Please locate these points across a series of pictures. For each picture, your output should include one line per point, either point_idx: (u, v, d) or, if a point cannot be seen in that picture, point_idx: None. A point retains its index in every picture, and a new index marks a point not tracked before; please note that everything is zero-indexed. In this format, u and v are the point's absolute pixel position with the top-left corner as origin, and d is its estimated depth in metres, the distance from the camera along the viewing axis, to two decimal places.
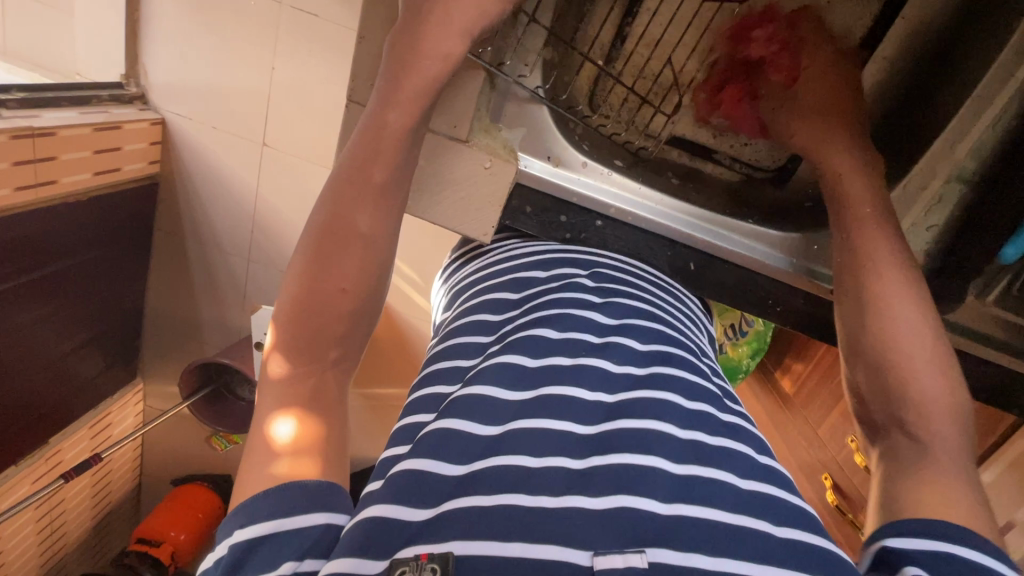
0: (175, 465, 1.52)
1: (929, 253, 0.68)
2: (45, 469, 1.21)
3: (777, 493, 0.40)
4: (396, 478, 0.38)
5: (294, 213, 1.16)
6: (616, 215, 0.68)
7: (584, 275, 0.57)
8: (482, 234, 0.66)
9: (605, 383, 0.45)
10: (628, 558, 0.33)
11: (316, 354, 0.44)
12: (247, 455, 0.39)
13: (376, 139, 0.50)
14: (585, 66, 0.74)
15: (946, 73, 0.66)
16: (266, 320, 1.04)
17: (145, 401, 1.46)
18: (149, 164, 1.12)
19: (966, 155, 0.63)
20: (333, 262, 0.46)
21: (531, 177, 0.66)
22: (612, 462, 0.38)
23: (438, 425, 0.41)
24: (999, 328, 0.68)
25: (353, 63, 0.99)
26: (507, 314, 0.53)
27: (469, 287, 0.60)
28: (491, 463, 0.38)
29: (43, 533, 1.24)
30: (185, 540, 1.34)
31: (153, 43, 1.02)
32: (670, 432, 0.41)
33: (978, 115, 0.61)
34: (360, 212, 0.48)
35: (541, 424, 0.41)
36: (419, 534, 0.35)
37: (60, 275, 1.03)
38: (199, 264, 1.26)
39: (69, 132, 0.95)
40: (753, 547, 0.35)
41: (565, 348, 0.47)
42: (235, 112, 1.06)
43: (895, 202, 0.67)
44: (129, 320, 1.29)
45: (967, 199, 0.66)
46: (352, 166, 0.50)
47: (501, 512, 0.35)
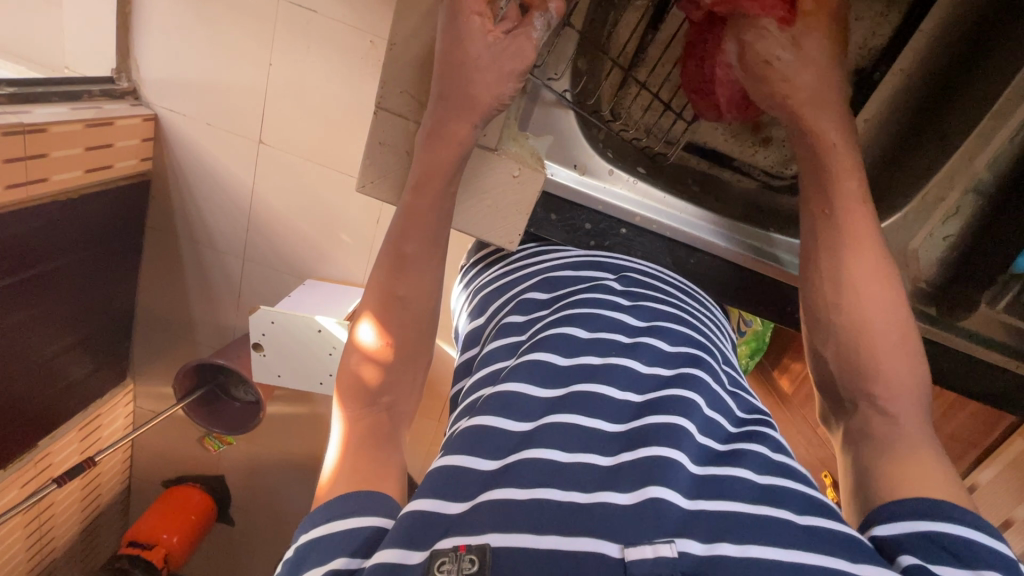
0: (166, 468, 1.49)
1: (943, 260, 0.71)
2: (34, 472, 1.18)
3: (797, 486, 0.40)
4: (436, 475, 0.39)
5: (293, 211, 1.14)
6: (641, 224, 0.70)
7: (612, 279, 0.58)
8: (508, 242, 0.64)
9: (634, 383, 0.46)
10: (658, 548, 0.33)
11: (367, 400, 0.47)
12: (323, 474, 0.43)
13: (407, 221, 0.55)
14: (611, 72, 0.73)
15: (957, 82, 0.68)
16: (265, 320, 1.02)
17: (135, 402, 1.43)
18: (142, 160, 1.10)
19: (985, 167, 0.65)
20: (385, 328, 0.51)
21: (558, 185, 0.67)
22: (640, 456, 0.39)
23: (474, 423, 0.42)
24: (1003, 331, 0.70)
25: (354, 58, 0.97)
26: (536, 314, 0.53)
27: (495, 290, 0.60)
28: (522, 457, 0.39)
29: (31, 538, 1.21)
30: (177, 542, 1.31)
31: (146, 37, 1.00)
32: (692, 432, 0.42)
33: (996, 130, 0.64)
34: (401, 280, 0.53)
35: (572, 420, 0.41)
36: (455, 526, 0.35)
37: (51, 275, 1.00)
38: (192, 263, 1.24)
39: (60, 128, 0.93)
40: (780, 534, 0.35)
41: (596, 347, 0.48)
42: (232, 107, 1.04)
43: (913, 212, 0.69)
44: (119, 320, 1.26)
45: (982, 209, 0.68)
46: (389, 245, 0.55)
47: (535, 505, 0.35)
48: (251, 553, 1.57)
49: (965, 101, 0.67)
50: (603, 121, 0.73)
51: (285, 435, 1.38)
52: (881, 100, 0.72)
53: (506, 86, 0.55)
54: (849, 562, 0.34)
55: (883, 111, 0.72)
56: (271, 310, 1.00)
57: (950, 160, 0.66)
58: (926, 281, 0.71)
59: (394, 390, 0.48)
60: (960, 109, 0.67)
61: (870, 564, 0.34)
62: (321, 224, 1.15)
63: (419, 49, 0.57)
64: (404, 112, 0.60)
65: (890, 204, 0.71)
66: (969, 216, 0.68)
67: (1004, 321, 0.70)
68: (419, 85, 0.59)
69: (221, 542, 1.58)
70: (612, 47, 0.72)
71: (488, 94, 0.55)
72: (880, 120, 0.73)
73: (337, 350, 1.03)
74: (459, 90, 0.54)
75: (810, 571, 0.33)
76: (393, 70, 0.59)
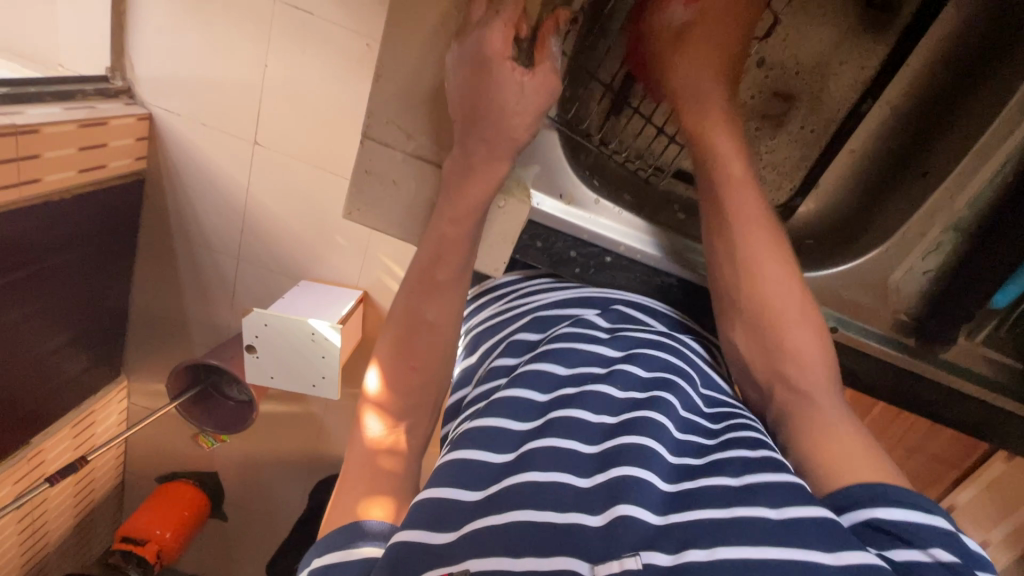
0: (159, 464, 1.50)
1: (924, 294, 0.70)
2: (28, 469, 1.18)
3: (772, 477, 0.40)
4: (417, 505, 0.40)
5: (287, 213, 1.14)
6: (625, 253, 0.68)
7: (597, 315, 0.59)
8: (493, 269, 0.65)
9: (608, 406, 0.46)
10: (623, 562, 0.35)
11: (394, 421, 0.50)
12: (339, 494, 0.45)
13: (440, 245, 0.57)
14: (601, 94, 0.75)
15: (937, 123, 0.72)
16: (257, 322, 1.02)
17: (129, 398, 1.43)
18: (136, 160, 1.09)
19: (964, 205, 0.65)
20: (410, 353, 0.54)
21: (543, 215, 0.65)
22: (611, 477, 0.40)
23: (456, 454, 0.43)
24: (988, 366, 0.73)
25: (355, 65, 0.97)
26: (523, 357, 0.54)
27: (487, 331, 0.62)
28: (504, 485, 0.40)
29: (25, 533, 1.22)
30: (171, 538, 1.32)
31: (140, 35, 0.99)
32: (662, 452, 0.43)
33: (975, 170, 0.64)
34: (428, 305, 0.56)
35: (549, 442, 0.42)
36: (438, 558, 0.37)
37: (45, 274, 1.00)
38: (187, 263, 1.24)
39: (53, 129, 0.92)
40: (751, 531, 0.36)
41: (573, 380, 0.49)
42: (225, 108, 1.04)
43: (895, 247, 0.69)
44: (113, 318, 1.26)
45: (961, 246, 0.67)
46: (420, 268, 0.58)
47: (513, 530, 0.37)
48: (245, 549, 1.58)
49: (946, 141, 0.69)
50: (595, 145, 0.74)
51: (279, 436, 1.39)
52: (864, 136, 0.77)
53: (500, 103, 0.55)
54: (822, 553, 0.35)
55: (867, 146, 0.77)
56: (264, 314, 1.00)
57: (933, 196, 0.66)
58: (906, 312, 0.71)
59: (414, 415, 0.51)
60: (940, 149, 0.69)
61: (840, 552, 0.35)
62: (318, 227, 1.15)
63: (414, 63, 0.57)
64: (398, 124, 0.60)
65: (870, 238, 0.71)
66: (948, 253, 0.68)
67: (986, 356, 0.73)
68: (413, 98, 0.59)
69: (214, 538, 1.59)
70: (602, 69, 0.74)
71: (482, 113, 0.55)
72: (862, 153, 0.77)
73: (329, 354, 1.04)
74: (455, 106, 0.55)
75: (774, 562, 0.34)
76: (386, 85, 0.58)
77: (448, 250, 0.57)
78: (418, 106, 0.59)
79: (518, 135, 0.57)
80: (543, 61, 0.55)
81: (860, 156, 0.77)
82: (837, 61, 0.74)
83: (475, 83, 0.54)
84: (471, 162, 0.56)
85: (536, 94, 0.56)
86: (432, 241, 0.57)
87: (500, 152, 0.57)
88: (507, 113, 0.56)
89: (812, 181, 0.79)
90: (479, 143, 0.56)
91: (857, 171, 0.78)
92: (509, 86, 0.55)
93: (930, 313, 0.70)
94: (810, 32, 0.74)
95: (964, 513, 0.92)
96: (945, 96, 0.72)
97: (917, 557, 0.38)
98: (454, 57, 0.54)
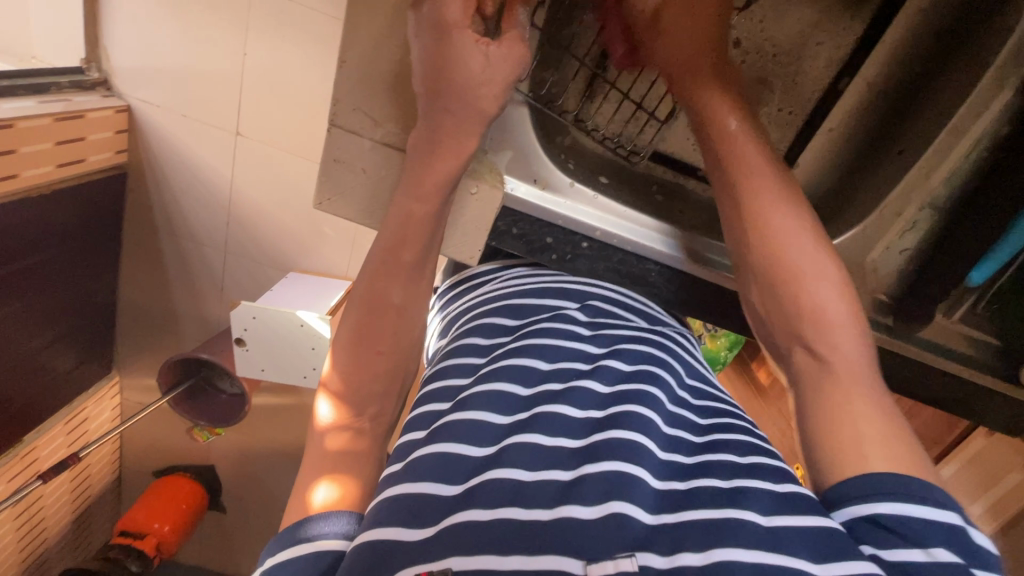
0: (155, 458, 1.50)
1: (901, 275, 0.71)
2: (21, 467, 1.19)
3: (763, 484, 0.41)
4: (392, 504, 0.39)
5: (272, 205, 1.13)
6: (602, 238, 0.68)
7: (576, 309, 0.60)
8: (470, 257, 0.66)
9: (594, 401, 0.47)
10: (618, 563, 0.35)
11: (355, 409, 0.49)
12: (299, 491, 0.44)
13: (404, 226, 0.56)
14: (578, 72, 0.72)
15: (916, 99, 0.70)
16: (246, 315, 1.01)
17: (122, 394, 1.43)
18: (116, 153, 1.07)
19: (939, 184, 0.66)
20: (376, 332, 0.53)
21: (517, 201, 0.64)
22: (605, 469, 0.40)
23: (433, 447, 0.43)
24: (966, 343, 0.73)
25: (334, 52, 0.96)
26: (497, 339, 0.56)
27: (463, 314, 0.63)
28: (486, 479, 0.40)
29: (21, 530, 1.22)
30: (169, 531, 1.32)
31: (114, 22, 0.96)
32: (653, 450, 0.43)
33: (949, 149, 0.64)
34: (393, 286, 0.55)
35: (531, 439, 0.43)
36: (416, 552, 0.36)
37: (28, 272, 0.99)
38: (173, 256, 1.23)
39: (29, 123, 0.91)
40: (742, 535, 0.36)
41: (556, 376, 0.50)
42: (203, 97, 1.02)
43: (872, 226, 0.69)
44: (101, 313, 1.26)
45: (939, 224, 0.68)
46: (383, 249, 0.56)
47: (498, 526, 0.37)
48: (243, 540, 1.60)
49: (922, 121, 0.68)
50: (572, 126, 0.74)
51: (274, 428, 1.40)
52: (845, 110, 0.75)
53: (476, 79, 0.54)
54: (811, 563, 0.35)
55: (846, 123, 0.76)
56: (251, 306, 1.00)
57: (908, 173, 0.66)
58: (885, 294, 0.72)
59: (371, 400, 0.50)
60: (917, 129, 0.68)
61: (836, 561, 0.35)
62: (304, 220, 1.14)
63: (384, 46, 0.56)
64: (368, 109, 0.59)
65: (849, 217, 0.72)
66: (926, 231, 0.69)
67: (964, 333, 0.73)
68: (385, 82, 0.57)
69: (213, 530, 1.60)
70: (578, 45, 0.70)
71: (459, 91, 0.54)
72: (842, 131, 0.76)
73: (319, 346, 1.04)
74: (428, 84, 0.54)
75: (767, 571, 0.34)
76: (362, 70, 0.57)
77: (421, 230, 0.56)
78: (390, 89, 0.58)
79: (484, 104, 0.55)
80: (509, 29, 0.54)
81: (840, 135, 0.76)
82: (813, 41, 0.74)
83: (445, 55, 0.52)
84: (449, 142, 0.55)
85: (506, 62, 0.54)
86: (410, 221, 0.56)
87: (472, 127, 0.56)
88: (488, 88, 0.55)
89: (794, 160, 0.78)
90: (457, 124, 0.55)
91: (832, 157, 0.77)
92: (484, 59, 0.53)
93: (905, 293, 0.71)
94: (785, 14, 0.73)
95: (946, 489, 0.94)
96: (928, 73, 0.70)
97: (914, 557, 0.36)
98: (416, 25, 0.53)
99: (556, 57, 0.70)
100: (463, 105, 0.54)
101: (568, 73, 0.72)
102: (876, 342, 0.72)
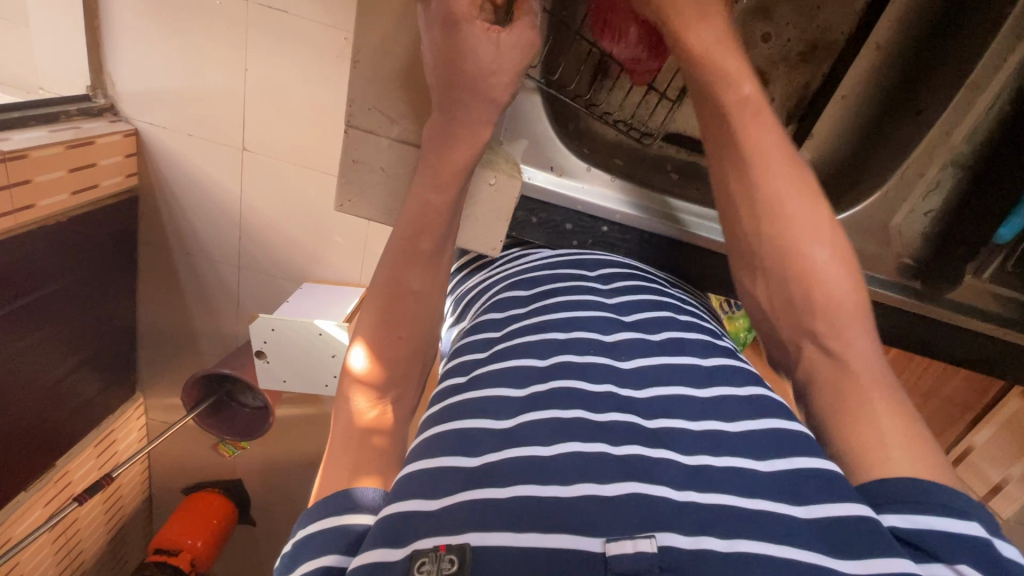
0: (183, 476, 1.52)
1: (925, 235, 0.71)
2: (55, 491, 1.21)
3: (824, 467, 0.41)
4: (412, 479, 0.41)
5: (282, 216, 1.13)
6: (622, 221, 0.70)
7: (592, 279, 0.60)
8: (491, 248, 0.65)
9: (629, 381, 0.48)
10: (637, 543, 0.34)
11: (378, 393, 0.49)
12: (325, 471, 0.44)
13: (423, 213, 0.57)
14: (585, 51, 0.73)
15: (930, 59, 0.69)
16: (265, 327, 1.02)
17: (147, 414, 1.45)
18: (127, 177, 1.09)
19: (962, 140, 0.66)
20: (398, 321, 0.53)
21: (534, 189, 0.68)
22: (627, 453, 0.40)
23: (450, 426, 0.44)
24: (1000, 303, 0.72)
25: (331, 58, 0.96)
26: (512, 312, 0.56)
27: (477, 295, 0.64)
28: (506, 454, 0.40)
29: (59, 552, 1.25)
30: (202, 546, 1.34)
31: (118, 48, 0.98)
32: (682, 427, 0.44)
33: (971, 103, 0.64)
34: (411, 272, 0.56)
35: (554, 414, 0.43)
36: (438, 526, 0.37)
37: (50, 299, 1.01)
38: (188, 275, 1.24)
39: (42, 152, 0.92)
40: (772, 529, 0.36)
41: (574, 346, 0.50)
42: (207, 115, 1.03)
43: (894, 190, 0.70)
44: (122, 336, 1.27)
45: (962, 183, 0.68)
46: (401, 238, 0.57)
47: (513, 503, 0.37)
48: (274, 551, 1.61)
49: (941, 78, 0.67)
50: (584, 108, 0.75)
51: (298, 439, 1.41)
52: (854, 78, 0.74)
53: (486, 68, 0.54)
54: (841, 556, 0.35)
55: (858, 89, 0.75)
56: (270, 318, 1.01)
57: (928, 135, 0.67)
58: (909, 257, 0.72)
59: (396, 389, 0.50)
60: (938, 86, 0.67)
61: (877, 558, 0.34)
62: (312, 228, 1.15)
63: (390, 45, 0.57)
64: (380, 107, 0.59)
65: (868, 184, 0.72)
66: (950, 189, 0.69)
67: (994, 293, 0.72)
68: (394, 81, 0.58)
69: (244, 542, 1.62)
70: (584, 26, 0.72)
71: (473, 85, 0.55)
72: (855, 98, 0.75)
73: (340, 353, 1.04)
74: (442, 75, 0.54)
75: (797, 564, 0.34)
76: (370, 77, 0.59)
77: (438, 218, 0.57)
78: (401, 90, 0.59)
79: (497, 94, 0.56)
80: (521, 16, 0.55)
81: (854, 101, 0.75)
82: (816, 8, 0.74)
83: (458, 46, 0.53)
84: (459, 131, 0.56)
85: (514, 49, 0.55)
86: (418, 209, 0.57)
87: (488, 118, 0.56)
88: (498, 76, 0.55)
89: (808, 131, 0.78)
90: (470, 114, 0.56)
91: (848, 122, 0.76)
92: (494, 46, 0.54)
93: (931, 254, 0.71)
94: None
95: (979, 454, 0.93)
96: (936, 32, 0.69)
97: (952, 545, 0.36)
98: (427, 18, 0.53)
99: (564, 38, 0.71)
100: (474, 95, 0.55)
101: (576, 54, 0.73)
102: (901, 306, 0.73)
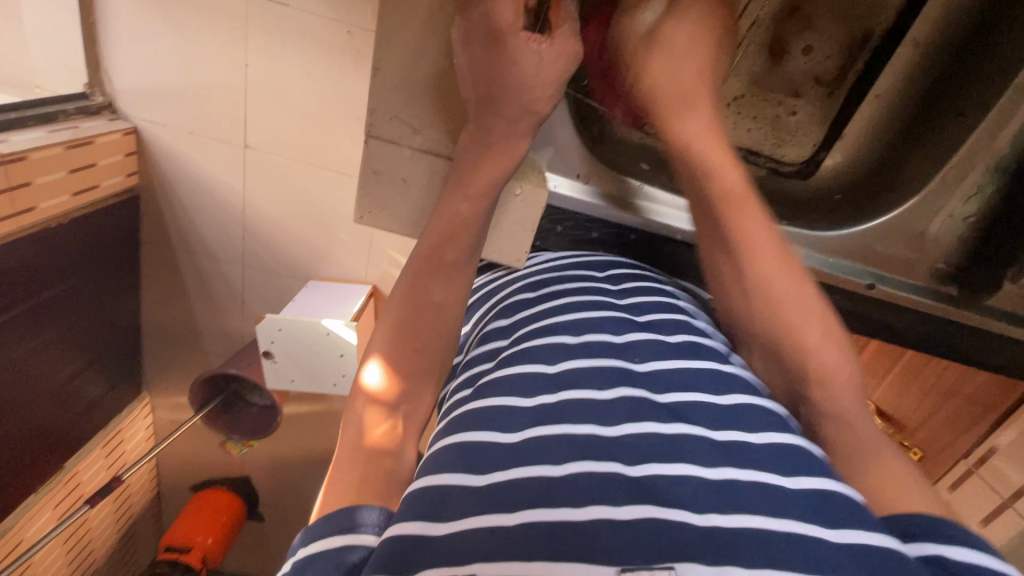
0: (191, 475, 1.52)
1: (963, 240, 0.75)
2: (65, 493, 1.21)
3: (842, 488, 0.40)
4: (418, 499, 0.39)
5: (289, 215, 1.12)
6: (649, 228, 0.73)
7: (603, 280, 0.61)
8: (516, 259, 0.65)
9: (657, 385, 0.47)
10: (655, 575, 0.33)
11: (390, 409, 0.48)
12: (329, 486, 0.42)
13: (452, 225, 0.56)
14: None
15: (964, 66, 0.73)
16: (272, 328, 1.01)
17: (154, 414, 1.44)
18: (128, 176, 1.07)
19: (1004, 145, 0.69)
20: (417, 332, 0.52)
21: (563, 198, 0.70)
22: (642, 470, 0.39)
23: (455, 440, 0.43)
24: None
25: (329, 50, 0.94)
26: (519, 317, 0.57)
27: (486, 297, 0.65)
28: (512, 475, 0.39)
29: (70, 552, 1.25)
30: (212, 543, 1.34)
31: (115, 44, 0.95)
32: (699, 432, 0.43)
33: (1015, 109, 0.67)
34: (435, 286, 0.55)
35: (559, 429, 0.42)
36: (442, 553, 0.35)
37: (53, 301, 1.00)
38: (193, 274, 1.23)
39: (42, 154, 0.90)
40: (802, 555, 0.34)
41: (583, 350, 0.49)
42: (207, 112, 1.01)
43: (931, 194, 0.73)
44: (127, 336, 1.26)
45: (1002, 187, 0.71)
46: (427, 248, 0.56)
47: (524, 529, 0.35)
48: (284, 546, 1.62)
49: (978, 85, 0.70)
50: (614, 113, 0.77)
51: (308, 437, 1.41)
52: (885, 85, 0.79)
53: (529, 81, 0.55)
54: None
55: (891, 94, 0.79)
56: (276, 319, 0.99)
57: (970, 139, 0.69)
58: (944, 262, 0.76)
59: (410, 401, 0.49)
60: (975, 92, 0.71)
61: None
62: (317, 227, 1.13)
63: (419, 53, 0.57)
64: (406, 118, 0.60)
65: (903, 188, 0.76)
66: (989, 195, 0.72)
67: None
68: (423, 89, 0.58)
69: (253, 538, 1.62)
70: None
71: (512, 96, 0.55)
72: (886, 103, 0.80)
73: (347, 352, 1.03)
74: (479, 93, 0.55)
75: None
76: (389, 82, 0.58)
77: (466, 227, 0.56)
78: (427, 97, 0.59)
79: (539, 107, 0.57)
80: (561, 25, 0.55)
81: (884, 105, 0.80)
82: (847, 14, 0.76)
83: (501, 61, 0.53)
84: (494, 141, 0.57)
85: (558, 61, 0.55)
86: (447, 218, 0.56)
87: (523, 129, 0.57)
88: (541, 89, 0.55)
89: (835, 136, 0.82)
90: (509, 125, 0.56)
91: (876, 127, 0.81)
92: (537, 59, 0.54)
93: (968, 260, 0.75)
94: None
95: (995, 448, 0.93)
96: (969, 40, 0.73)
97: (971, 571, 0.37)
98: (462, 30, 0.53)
99: None
100: (510, 106, 0.55)
101: None
102: (936, 310, 0.77)
